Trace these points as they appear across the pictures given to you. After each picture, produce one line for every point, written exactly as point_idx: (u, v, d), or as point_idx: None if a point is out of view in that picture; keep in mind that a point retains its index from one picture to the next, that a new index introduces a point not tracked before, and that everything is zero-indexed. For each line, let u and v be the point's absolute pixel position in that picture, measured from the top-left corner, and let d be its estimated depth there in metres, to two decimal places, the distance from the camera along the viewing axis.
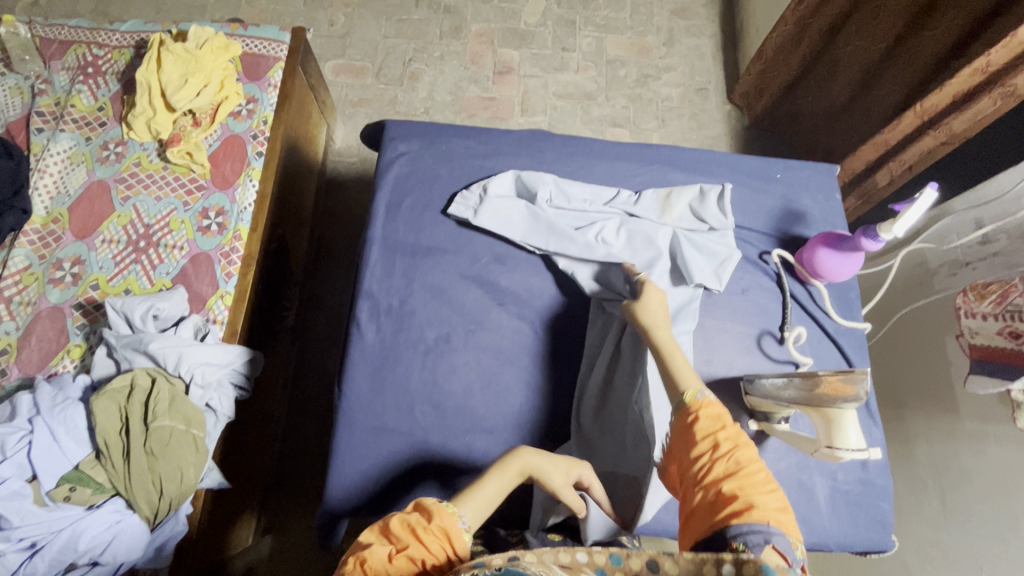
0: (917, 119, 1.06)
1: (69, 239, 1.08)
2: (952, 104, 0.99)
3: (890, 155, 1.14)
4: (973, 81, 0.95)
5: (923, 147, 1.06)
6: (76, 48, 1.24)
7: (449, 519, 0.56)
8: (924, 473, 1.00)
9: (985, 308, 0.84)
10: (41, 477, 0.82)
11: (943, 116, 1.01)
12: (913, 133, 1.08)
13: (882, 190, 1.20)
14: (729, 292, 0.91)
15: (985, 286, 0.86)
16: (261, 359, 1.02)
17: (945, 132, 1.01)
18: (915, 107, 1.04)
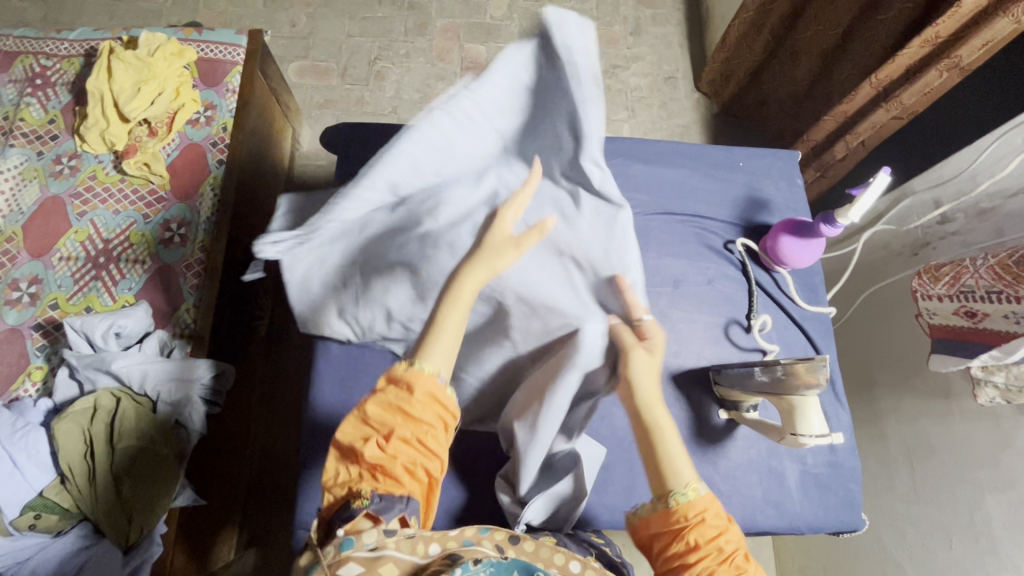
0: (874, 90, 1.05)
1: (25, 259, 1.05)
2: (904, 75, 1.00)
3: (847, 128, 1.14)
4: (924, 52, 0.95)
5: (877, 120, 1.08)
6: (21, 59, 1.19)
7: (430, 381, 0.58)
8: (894, 450, 1.02)
9: (938, 289, 0.88)
10: (5, 507, 0.80)
11: (895, 88, 1.02)
12: (869, 103, 1.08)
13: (839, 162, 1.22)
14: (696, 283, 0.92)
15: (938, 268, 0.90)
16: (231, 371, 0.99)
17: (896, 105, 1.04)
18: (869, 78, 1.03)
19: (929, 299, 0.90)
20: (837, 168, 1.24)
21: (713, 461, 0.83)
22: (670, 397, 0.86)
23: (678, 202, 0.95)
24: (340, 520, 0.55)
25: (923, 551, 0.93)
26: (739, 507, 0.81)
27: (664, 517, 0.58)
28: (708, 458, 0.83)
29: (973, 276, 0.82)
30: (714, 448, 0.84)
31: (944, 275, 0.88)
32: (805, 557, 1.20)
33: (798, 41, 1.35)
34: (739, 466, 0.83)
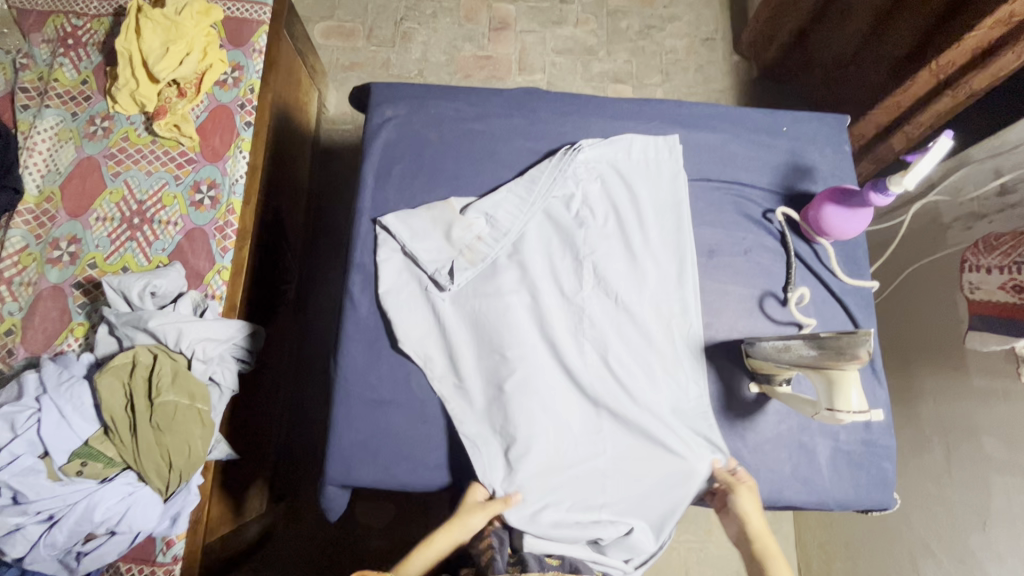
0: (934, 78, 1.01)
1: (64, 218, 1.08)
2: (971, 59, 0.95)
3: (904, 118, 1.10)
4: (993, 35, 0.91)
5: (943, 108, 1.02)
6: (53, 18, 1.19)
7: None
8: (929, 430, 0.99)
9: (992, 260, 0.83)
10: (53, 453, 0.83)
11: (961, 74, 0.97)
12: (929, 92, 1.04)
13: (896, 155, 1.17)
14: (731, 253, 0.88)
15: (998, 239, 0.85)
16: (261, 333, 1.03)
17: (962, 91, 0.98)
18: (929, 65, 1.00)
19: (976, 270, 0.86)
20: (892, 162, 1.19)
21: (740, 434, 0.82)
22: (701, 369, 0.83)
23: (716, 168, 0.91)
24: None
25: (953, 532, 0.92)
26: (765, 481, 0.81)
27: None
28: (736, 431, 0.82)
29: None
30: (743, 421, 0.83)
31: (1002, 245, 0.83)
32: (826, 534, 1.20)
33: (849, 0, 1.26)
34: (768, 440, 0.82)
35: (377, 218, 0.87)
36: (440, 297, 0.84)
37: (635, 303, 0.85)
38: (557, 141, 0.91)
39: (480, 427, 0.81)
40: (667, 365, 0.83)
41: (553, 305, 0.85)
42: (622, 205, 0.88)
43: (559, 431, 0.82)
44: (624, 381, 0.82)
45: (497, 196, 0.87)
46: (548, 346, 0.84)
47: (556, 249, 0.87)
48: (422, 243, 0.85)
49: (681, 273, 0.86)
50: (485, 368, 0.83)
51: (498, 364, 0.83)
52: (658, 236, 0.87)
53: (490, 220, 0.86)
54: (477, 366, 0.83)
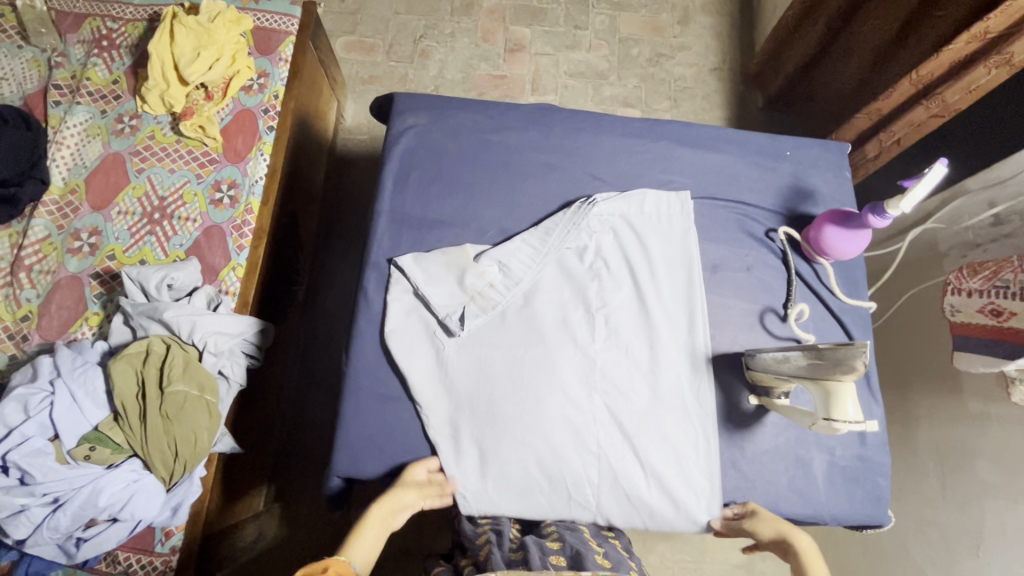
0: (913, 87, 1.05)
1: (86, 211, 1.11)
2: (949, 71, 0.98)
3: (883, 125, 1.14)
4: (971, 48, 0.94)
5: (915, 118, 1.07)
6: (90, 21, 1.25)
7: (341, 566, 0.67)
8: (923, 451, 1.00)
9: (974, 284, 0.88)
10: (62, 437, 0.85)
11: (938, 85, 1.00)
12: (908, 100, 1.07)
13: (870, 162, 1.20)
14: (734, 268, 0.91)
15: (983, 264, 0.89)
16: (271, 330, 1.05)
17: (937, 103, 1.02)
18: (910, 74, 1.03)
19: (959, 292, 0.90)
20: (867, 169, 1.22)
21: (739, 445, 0.84)
22: (702, 378, 0.85)
23: (722, 188, 0.94)
24: None
25: (947, 554, 0.92)
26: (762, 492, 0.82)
27: None
28: (735, 442, 0.84)
29: (1013, 272, 0.81)
30: (742, 432, 0.84)
31: (986, 270, 0.87)
32: (819, 556, 1.21)
33: (849, 37, 1.31)
34: (765, 452, 0.84)
35: (392, 260, 0.88)
36: (450, 343, 0.85)
37: (645, 358, 0.86)
38: (569, 155, 0.95)
39: (485, 470, 0.81)
40: (676, 417, 0.84)
41: (564, 351, 0.85)
42: (632, 257, 0.90)
43: (565, 478, 0.81)
44: (631, 434, 0.82)
45: (510, 245, 0.88)
46: (558, 392, 0.83)
47: (568, 301, 0.88)
48: (435, 287, 0.86)
49: (690, 325, 0.88)
50: (488, 417, 0.82)
51: (506, 407, 0.82)
52: (669, 289, 0.89)
53: (502, 268, 0.88)
54: (483, 412, 0.82)
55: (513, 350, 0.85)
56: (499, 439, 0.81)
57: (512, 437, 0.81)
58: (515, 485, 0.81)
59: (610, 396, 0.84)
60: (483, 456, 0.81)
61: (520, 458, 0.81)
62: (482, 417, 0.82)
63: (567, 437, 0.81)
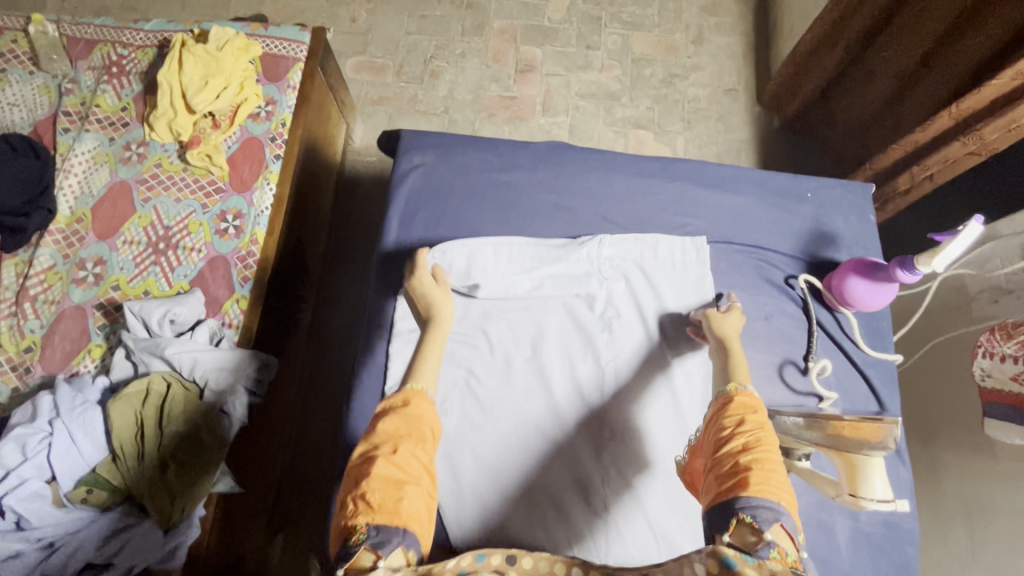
0: (951, 121, 1.00)
1: (92, 240, 1.10)
2: (989, 108, 0.94)
3: (916, 159, 1.09)
4: (1012, 86, 0.90)
5: (950, 154, 1.02)
6: (101, 47, 1.25)
7: (427, 409, 0.65)
8: (951, 506, 0.95)
9: (1007, 348, 0.84)
10: (60, 479, 0.84)
11: (976, 121, 0.96)
12: (943, 135, 1.03)
13: (902, 196, 1.17)
14: (752, 317, 0.87)
15: (1014, 326, 0.85)
16: (274, 364, 1.02)
17: (975, 140, 0.97)
18: (948, 108, 0.99)
19: (991, 356, 0.87)
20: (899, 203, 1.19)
21: None
22: None
23: (739, 232, 0.91)
24: (342, 557, 0.54)
25: None
26: None
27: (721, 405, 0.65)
28: None
29: None
30: None
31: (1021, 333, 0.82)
32: None
33: (874, 61, 1.28)
34: None
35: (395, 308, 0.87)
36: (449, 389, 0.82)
37: (652, 414, 0.82)
38: (581, 196, 0.92)
39: (474, 524, 0.76)
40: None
41: (566, 402, 0.83)
42: (645, 305, 0.87)
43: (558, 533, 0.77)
44: (641, 495, 0.79)
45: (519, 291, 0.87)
46: (556, 443, 0.81)
47: (575, 349, 0.85)
48: None
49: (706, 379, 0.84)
50: (491, 475, 0.79)
51: (502, 458, 0.79)
52: (684, 340, 0.86)
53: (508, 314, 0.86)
54: (477, 462, 0.79)
55: (518, 405, 0.82)
56: (502, 499, 0.78)
57: (515, 497, 0.78)
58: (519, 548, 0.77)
59: (612, 450, 0.80)
60: (486, 517, 0.77)
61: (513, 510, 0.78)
62: (476, 469, 0.79)
63: (571, 498, 0.78)
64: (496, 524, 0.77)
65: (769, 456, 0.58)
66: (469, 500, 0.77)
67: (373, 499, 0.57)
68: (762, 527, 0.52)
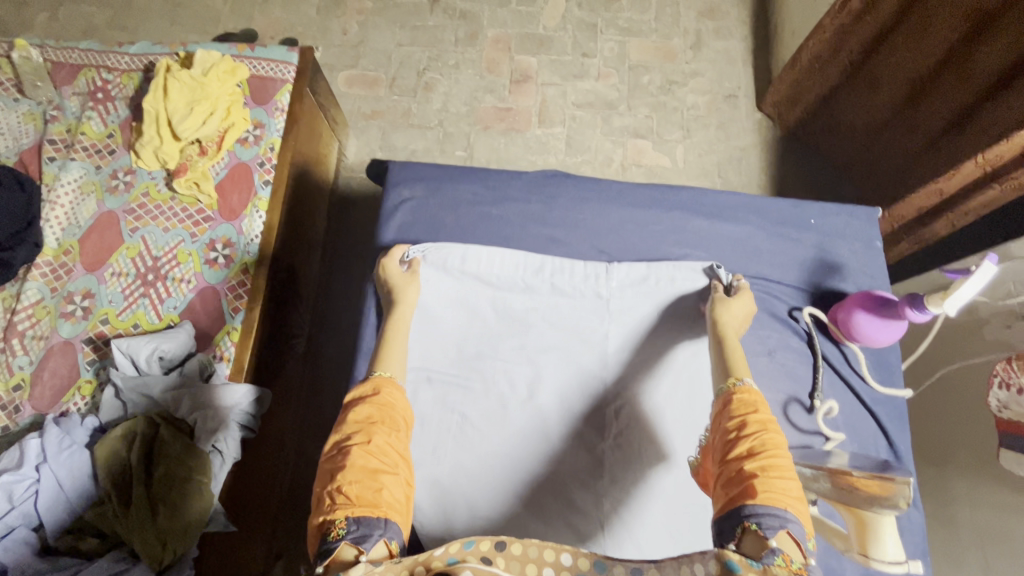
0: (980, 168, 0.96)
1: (80, 272, 1.08)
2: (1020, 154, 0.90)
3: (947, 206, 1.04)
4: None
5: (988, 198, 0.97)
6: (85, 72, 1.22)
7: (396, 399, 0.66)
8: (965, 539, 0.92)
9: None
10: (48, 527, 0.85)
11: (1008, 167, 0.92)
12: (973, 182, 0.98)
13: (938, 239, 1.10)
14: (754, 352, 0.84)
15: None
16: (267, 397, 1.00)
17: (1010, 185, 0.93)
18: (975, 156, 0.95)
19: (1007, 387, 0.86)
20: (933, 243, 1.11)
21: None
22: None
23: (741, 262, 0.88)
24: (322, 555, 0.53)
25: None
26: None
27: (723, 403, 0.64)
28: None
29: None
30: None
31: None
32: None
33: (878, 68, 1.25)
34: None
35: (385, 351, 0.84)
36: (442, 430, 0.80)
37: (655, 454, 0.79)
38: (576, 228, 0.90)
39: None
40: (695, 525, 0.76)
41: (562, 441, 0.81)
42: (647, 342, 0.85)
43: None
44: (643, 543, 0.76)
45: (518, 329, 0.86)
46: (550, 484, 0.79)
47: (573, 387, 0.83)
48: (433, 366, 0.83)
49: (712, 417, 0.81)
50: (486, 526, 0.76)
51: (494, 500, 0.77)
52: (688, 380, 0.83)
53: (506, 353, 0.84)
54: (469, 506, 0.77)
55: (514, 451, 0.80)
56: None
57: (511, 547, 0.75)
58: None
59: (609, 491, 0.78)
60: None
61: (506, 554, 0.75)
62: (469, 514, 0.76)
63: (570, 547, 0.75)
64: None
65: (775, 456, 0.56)
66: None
67: (350, 494, 0.56)
68: (768, 531, 0.51)
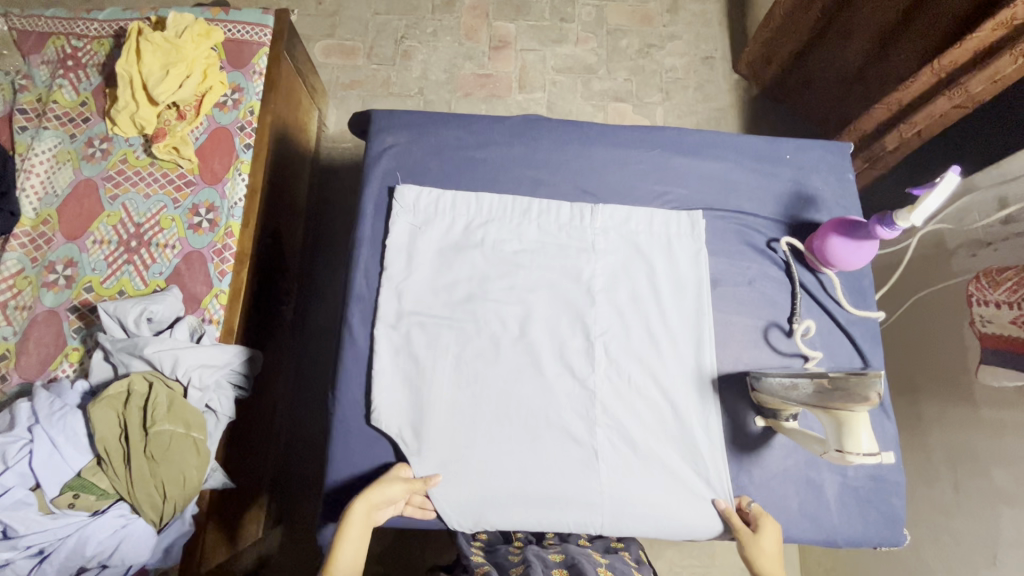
0: (934, 77, 1.01)
1: (60, 242, 1.07)
2: (973, 60, 0.95)
3: (902, 117, 1.10)
4: (996, 36, 0.91)
5: (936, 109, 1.03)
6: (54, 40, 1.19)
7: None
8: (936, 457, 0.97)
9: (998, 296, 0.83)
10: (45, 485, 0.82)
11: (960, 75, 0.97)
12: (929, 91, 1.03)
13: (890, 155, 1.16)
14: (734, 283, 0.88)
15: (999, 272, 0.85)
16: (259, 358, 1.02)
17: (960, 93, 0.98)
18: (931, 64, 1.00)
19: (984, 305, 0.86)
20: (887, 161, 1.18)
21: (746, 470, 0.81)
22: (709, 401, 0.82)
23: (720, 198, 0.91)
24: None
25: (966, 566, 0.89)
26: (773, 518, 0.79)
27: None
28: (742, 467, 0.81)
29: None
30: (749, 456, 0.81)
31: (1007, 280, 0.83)
32: (831, 560, 1.19)
33: (848, 22, 1.27)
34: (774, 475, 0.81)
35: (375, 297, 0.85)
36: (434, 367, 0.81)
37: (644, 386, 0.82)
38: (559, 170, 0.91)
39: (461, 498, 0.78)
40: (681, 449, 0.80)
41: (554, 377, 0.82)
42: (635, 278, 0.86)
43: (547, 502, 0.78)
44: (633, 465, 0.79)
45: (506, 269, 0.86)
46: (543, 419, 0.81)
47: (563, 325, 0.84)
48: (420, 305, 0.84)
49: (697, 346, 0.84)
50: (482, 458, 0.79)
51: (488, 435, 0.79)
52: (675, 311, 0.85)
53: (496, 294, 0.85)
54: (463, 441, 0.79)
55: (508, 386, 0.81)
56: (496, 478, 0.78)
57: (509, 474, 0.78)
58: (513, 521, 0.78)
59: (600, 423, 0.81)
60: (480, 495, 0.78)
61: (505, 484, 0.78)
62: (464, 448, 0.79)
63: (565, 472, 0.79)
64: (486, 498, 0.78)
65: None
66: (464, 478, 0.78)
67: None
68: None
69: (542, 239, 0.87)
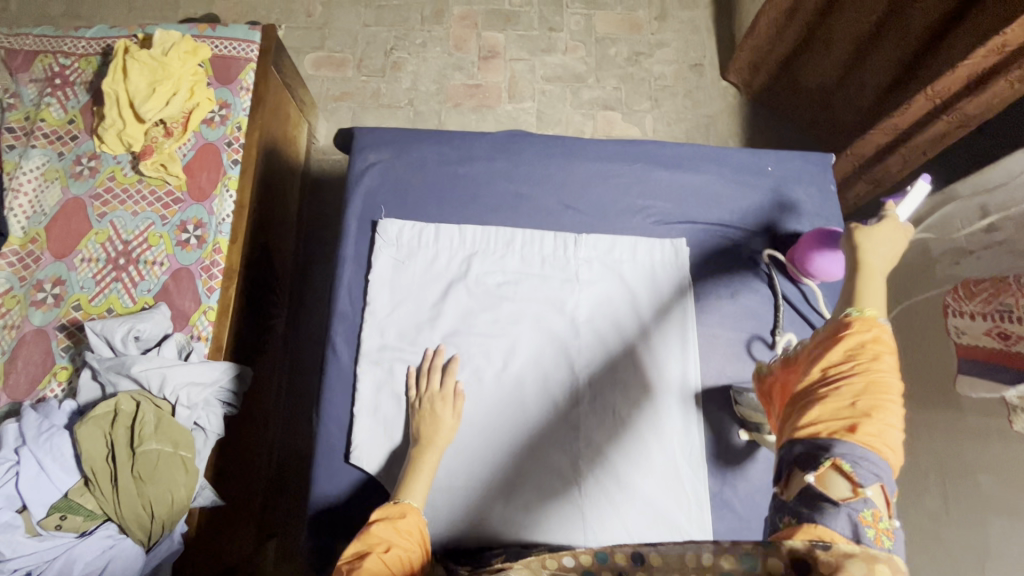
0: (930, 102, 1.02)
1: (48, 260, 1.07)
2: (965, 86, 0.95)
3: (902, 141, 1.11)
4: (987, 61, 0.90)
5: (935, 132, 1.04)
6: (41, 58, 1.20)
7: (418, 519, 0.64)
8: (924, 464, 0.97)
9: (973, 306, 0.91)
10: (31, 508, 0.83)
11: (955, 100, 0.97)
12: (925, 116, 1.04)
13: (894, 175, 1.18)
14: (718, 295, 0.88)
15: (976, 285, 0.92)
16: (248, 373, 1.02)
17: (956, 116, 0.99)
18: (925, 90, 1.00)
19: (959, 316, 0.94)
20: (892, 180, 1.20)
21: (731, 482, 0.81)
22: (693, 417, 0.82)
23: (702, 210, 0.91)
24: None
25: None
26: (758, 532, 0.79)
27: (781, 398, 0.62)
28: (727, 479, 0.80)
29: (1014, 296, 0.82)
30: (733, 469, 0.81)
31: (982, 291, 0.90)
32: None
33: (830, 29, 1.28)
34: (759, 488, 0.80)
35: (359, 318, 0.85)
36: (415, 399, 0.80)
37: (628, 415, 0.81)
38: (541, 183, 0.91)
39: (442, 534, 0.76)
40: (666, 480, 0.79)
41: (536, 408, 0.82)
42: (618, 306, 0.86)
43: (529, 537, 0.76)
44: (618, 501, 0.78)
45: (489, 298, 0.86)
46: (526, 451, 0.80)
47: (546, 354, 0.84)
48: (403, 329, 0.84)
49: (681, 373, 0.84)
50: (464, 492, 0.78)
51: (471, 469, 0.78)
52: (659, 342, 0.85)
53: (478, 324, 0.85)
54: (445, 476, 0.78)
55: (490, 420, 0.81)
56: (478, 516, 0.77)
57: (490, 506, 0.77)
58: None
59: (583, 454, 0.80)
60: (462, 530, 0.76)
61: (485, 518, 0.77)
62: (446, 483, 0.78)
63: (548, 509, 0.78)
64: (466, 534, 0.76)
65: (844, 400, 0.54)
66: (444, 516, 0.77)
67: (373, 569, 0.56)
68: (860, 478, 0.49)
69: (525, 266, 0.88)
